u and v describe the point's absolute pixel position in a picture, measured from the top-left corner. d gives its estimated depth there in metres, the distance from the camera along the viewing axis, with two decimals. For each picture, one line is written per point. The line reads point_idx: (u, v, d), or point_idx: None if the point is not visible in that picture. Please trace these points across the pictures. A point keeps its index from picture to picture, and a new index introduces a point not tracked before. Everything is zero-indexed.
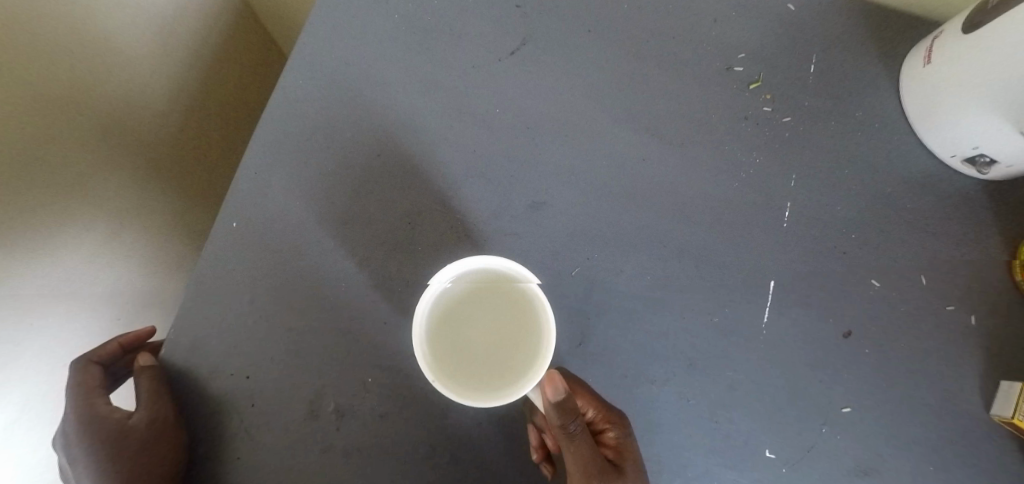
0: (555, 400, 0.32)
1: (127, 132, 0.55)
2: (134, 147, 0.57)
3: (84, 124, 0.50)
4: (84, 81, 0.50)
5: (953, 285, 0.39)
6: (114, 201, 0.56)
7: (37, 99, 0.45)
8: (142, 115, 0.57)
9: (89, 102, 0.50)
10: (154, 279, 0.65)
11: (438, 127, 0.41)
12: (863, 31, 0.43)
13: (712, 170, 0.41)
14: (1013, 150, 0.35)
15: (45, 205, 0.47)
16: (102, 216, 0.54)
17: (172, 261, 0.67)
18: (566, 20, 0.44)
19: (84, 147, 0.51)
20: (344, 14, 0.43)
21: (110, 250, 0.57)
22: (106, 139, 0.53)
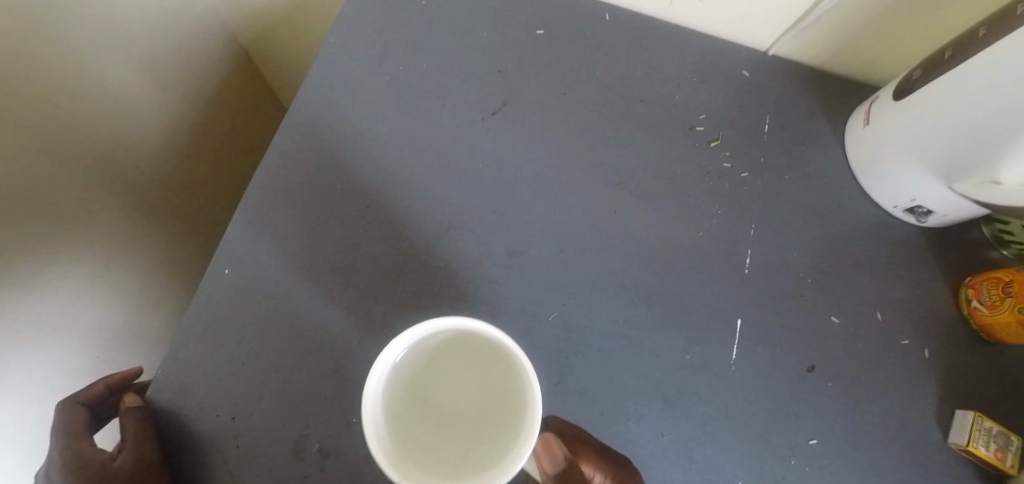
0: (553, 471, 0.33)
1: (114, 168, 0.58)
2: (121, 185, 0.59)
3: (84, 159, 0.53)
4: (94, 120, 0.53)
5: (906, 322, 0.41)
6: (95, 239, 0.57)
7: (52, 133, 0.48)
8: (134, 149, 0.61)
9: (92, 139, 0.54)
10: (122, 310, 0.65)
11: (424, 178, 0.45)
12: (805, 100, 0.49)
13: (678, 218, 0.44)
14: (946, 201, 0.39)
15: (40, 241, 0.49)
16: (81, 255, 0.56)
17: (141, 293, 0.68)
18: (543, 86, 0.49)
19: (77, 183, 0.53)
20: (344, 81, 0.48)
21: (91, 284, 0.58)
22: (100, 178, 0.56)
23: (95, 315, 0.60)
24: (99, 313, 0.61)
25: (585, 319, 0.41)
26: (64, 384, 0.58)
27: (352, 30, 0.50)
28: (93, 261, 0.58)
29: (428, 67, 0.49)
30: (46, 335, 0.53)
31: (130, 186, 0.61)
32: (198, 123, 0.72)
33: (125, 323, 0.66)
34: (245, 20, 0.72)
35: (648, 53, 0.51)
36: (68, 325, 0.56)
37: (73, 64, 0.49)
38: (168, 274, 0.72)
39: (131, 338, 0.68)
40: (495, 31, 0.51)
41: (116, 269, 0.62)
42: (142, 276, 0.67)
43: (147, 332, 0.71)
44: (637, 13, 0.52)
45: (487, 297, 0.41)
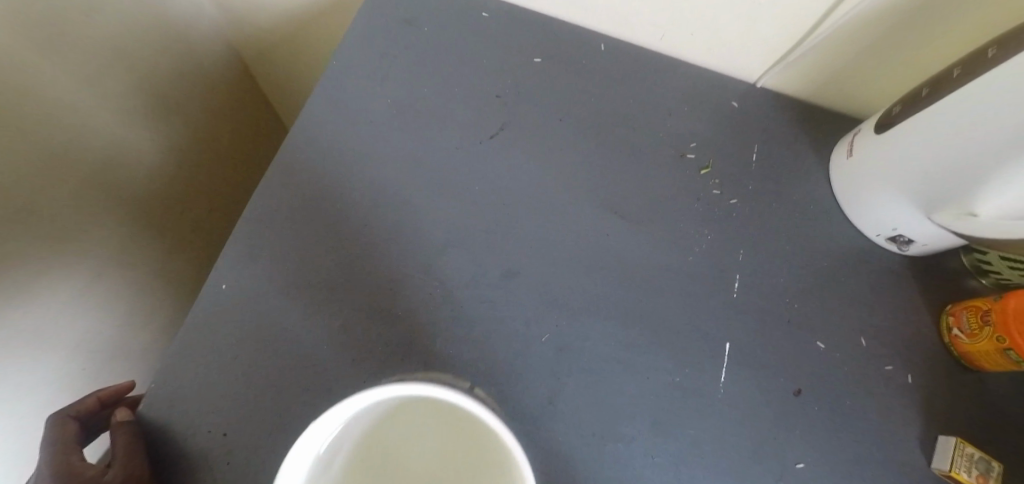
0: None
1: (107, 180, 0.59)
2: (116, 196, 0.60)
3: (79, 169, 0.54)
4: (90, 130, 0.54)
5: (890, 348, 0.42)
6: (82, 250, 0.58)
7: (46, 142, 0.49)
8: (129, 161, 0.62)
9: (88, 150, 0.55)
10: (109, 319, 0.65)
11: (422, 198, 0.46)
12: (791, 132, 0.51)
13: (669, 242, 0.46)
14: (926, 230, 0.41)
15: (33, 249, 0.50)
16: (67, 265, 0.56)
17: (129, 303, 0.68)
18: (540, 112, 0.50)
19: (69, 193, 0.53)
20: (348, 104, 0.50)
21: (80, 293, 0.59)
22: (94, 189, 0.57)
23: (82, 324, 0.61)
24: (86, 321, 0.61)
25: (578, 340, 0.42)
26: (45, 392, 0.58)
27: (356, 55, 0.52)
28: (83, 270, 0.58)
29: (430, 91, 0.51)
30: (27, 343, 0.53)
31: (123, 197, 0.62)
32: (194, 135, 0.73)
33: (112, 333, 0.66)
34: (246, 37, 0.74)
35: (640, 83, 0.53)
36: (53, 334, 0.56)
37: (72, 78, 0.50)
38: (157, 285, 0.72)
39: (117, 349, 0.68)
40: (494, 58, 0.53)
41: (107, 278, 0.63)
42: (133, 286, 0.68)
43: (134, 343, 0.72)
44: (631, 44, 0.55)
45: (480, 316, 0.42)
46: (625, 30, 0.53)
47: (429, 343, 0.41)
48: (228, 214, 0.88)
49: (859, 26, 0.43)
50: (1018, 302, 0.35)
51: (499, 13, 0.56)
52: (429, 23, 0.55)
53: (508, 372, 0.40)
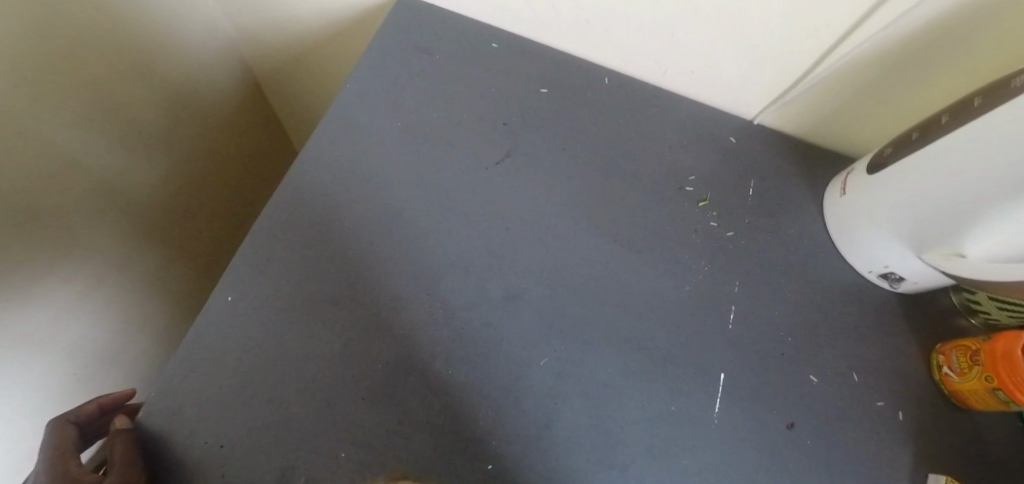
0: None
1: (113, 187, 0.60)
2: (122, 205, 0.62)
3: (86, 174, 0.55)
4: (103, 138, 0.56)
5: (881, 384, 0.43)
6: (80, 254, 0.58)
7: (57, 145, 0.50)
8: (137, 169, 0.63)
9: (99, 157, 0.56)
10: (103, 322, 0.66)
11: (428, 220, 0.47)
12: (787, 168, 0.53)
13: (667, 272, 0.47)
14: (916, 269, 0.42)
15: (33, 252, 0.52)
16: (62, 267, 0.57)
17: (124, 306, 0.69)
18: (545, 140, 0.52)
19: (73, 196, 0.55)
20: (360, 126, 0.51)
21: (77, 298, 0.60)
22: (100, 197, 0.59)
23: (77, 329, 0.62)
24: (81, 327, 0.62)
25: (574, 365, 0.42)
26: (34, 395, 0.58)
27: (370, 80, 0.54)
28: (82, 276, 0.60)
29: (439, 117, 0.53)
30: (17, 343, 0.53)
31: (129, 205, 0.63)
32: (203, 147, 0.76)
33: (106, 338, 0.67)
34: (260, 56, 0.78)
35: (642, 116, 0.55)
36: (47, 337, 0.57)
37: (90, 87, 0.53)
38: (153, 290, 0.73)
39: (111, 354, 0.69)
40: (502, 87, 0.55)
41: (105, 283, 0.64)
42: (129, 291, 0.69)
43: (128, 349, 0.72)
44: (635, 79, 0.57)
45: (480, 338, 0.43)
46: (630, 65, 0.56)
47: (428, 363, 0.42)
48: (231, 226, 0.89)
49: (853, 69, 0.45)
50: (1005, 344, 0.36)
51: (508, 44, 0.58)
52: (441, 51, 0.57)
53: (505, 394, 0.41)
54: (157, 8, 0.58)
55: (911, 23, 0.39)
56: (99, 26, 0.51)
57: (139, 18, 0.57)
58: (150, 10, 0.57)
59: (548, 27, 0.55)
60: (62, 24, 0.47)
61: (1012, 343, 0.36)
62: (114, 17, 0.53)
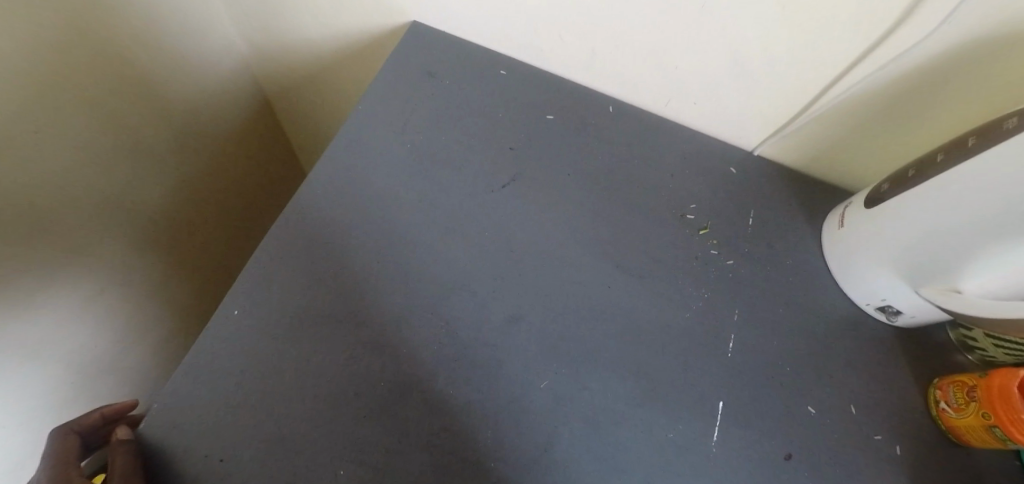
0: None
1: (122, 198, 0.61)
2: (129, 215, 0.63)
3: (96, 184, 0.57)
4: (115, 149, 0.58)
5: (880, 417, 0.43)
6: (83, 261, 0.59)
7: (69, 155, 0.52)
8: (147, 180, 0.65)
9: (109, 168, 0.58)
10: (105, 329, 0.66)
11: (433, 241, 0.48)
12: (786, 200, 0.54)
13: (667, 298, 0.47)
14: (912, 303, 0.43)
15: (37, 262, 0.53)
16: (66, 274, 0.57)
17: (126, 315, 0.69)
18: (550, 166, 0.54)
19: (81, 206, 0.56)
20: (370, 147, 0.53)
21: (79, 307, 0.61)
22: (108, 208, 0.60)
23: (77, 337, 0.62)
24: (81, 335, 0.63)
25: (574, 389, 0.43)
26: (32, 401, 0.59)
27: (382, 103, 0.56)
28: (86, 285, 0.61)
29: (448, 140, 0.54)
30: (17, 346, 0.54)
31: (136, 217, 0.65)
32: (213, 161, 0.77)
33: (107, 345, 0.68)
34: (272, 74, 0.80)
35: (644, 144, 0.56)
36: (48, 344, 0.58)
37: (105, 100, 0.55)
38: (156, 300, 0.74)
39: (111, 363, 0.70)
40: (509, 112, 0.57)
41: (109, 293, 0.65)
42: (133, 301, 0.70)
43: (129, 359, 0.73)
44: (638, 108, 0.58)
45: (480, 360, 0.43)
46: (633, 95, 0.57)
47: (428, 383, 0.42)
48: (237, 241, 0.91)
49: (850, 106, 0.46)
50: (1001, 380, 0.36)
51: (517, 72, 0.60)
52: (451, 77, 0.59)
53: (505, 416, 0.41)
54: (173, 25, 0.61)
55: (906, 63, 0.41)
56: (117, 42, 0.54)
57: (156, 35, 0.59)
58: (166, 28, 0.60)
59: (555, 56, 0.57)
60: (80, 39, 0.49)
61: (1007, 379, 0.36)
62: (133, 34, 0.56)
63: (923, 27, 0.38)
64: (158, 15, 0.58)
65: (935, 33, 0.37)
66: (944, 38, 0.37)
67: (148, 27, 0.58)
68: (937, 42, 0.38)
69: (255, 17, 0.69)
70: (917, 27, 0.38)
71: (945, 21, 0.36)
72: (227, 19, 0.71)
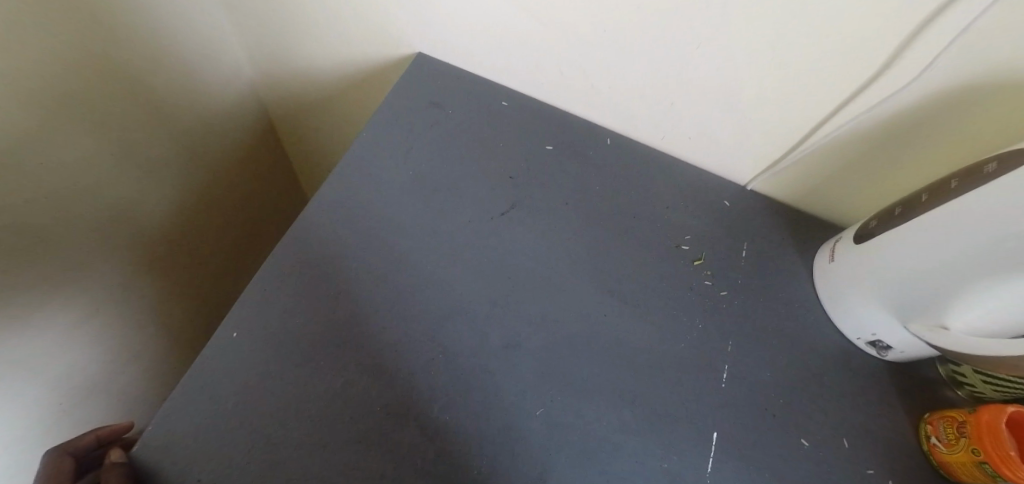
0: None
1: (122, 217, 0.62)
2: (128, 234, 0.64)
3: (97, 203, 0.58)
4: (118, 169, 0.59)
5: (872, 451, 0.44)
6: (81, 279, 0.60)
7: (72, 174, 0.53)
8: (148, 200, 0.66)
9: (111, 187, 0.59)
10: (99, 347, 0.66)
11: (434, 267, 0.49)
12: (779, 233, 0.55)
13: (662, 327, 0.48)
14: (902, 338, 0.43)
15: (35, 281, 0.54)
16: (62, 291, 0.58)
17: (122, 333, 0.69)
18: (548, 195, 0.55)
19: (81, 224, 0.57)
20: (374, 174, 0.54)
21: (76, 326, 0.61)
22: (107, 229, 0.61)
23: (72, 356, 0.62)
24: (75, 353, 0.63)
25: (570, 417, 0.43)
26: (24, 419, 0.58)
27: (386, 131, 0.58)
28: (82, 304, 0.61)
29: (449, 168, 0.56)
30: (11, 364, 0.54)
31: (135, 237, 0.65)
32: (216, 182, 0.78)
33: (101, 363, 0.67)
34: (278, 98, 0.82)
35: (640, 176, 0.58)
36: (42, 362, 0.58)
37: (110, 122, 0.56)
38: (152, 319, 0.74)
39: (104, 382, 0.69)
40: (510, 142, 0.59)
41: (106, 312, 0.65)
42: (130, 321, 0.70)
43: (123, 379, 0.72)
44: (635, 140, 0.60)
45: (477, 385, 0.44)
46: (630, 128, 0.59)
47: (426, 409, 0.43)
48: (237, 262, 0.91)
49: (838, 145, 0.48)
50: (990, 415, 0.37)
51: (517, 103, 0.62)
52: (454, 106, 0.60)
53: (501, 444, 0.41)
54: (184, 53, 0.63)
55: (890, 107, 0.42)
56: (127, 67, 0.56)
57: (164, 60, 0.61)
58: (177, 55, 0.63)
59: (554, 89, 0.59)
60: (91, 65, 0.51)
61: (996, 414, 0.36)
62: (142, 60, 0.58)
63: (906, 74, 0.40)
64: (169, 43, 0.61)
65: (916, 80, 0.39)
66: (926, 85, 0.39)
67: (158, 54, 0.60)
68: (919, 88, 0.40)
69: (263, 45, 0.72)
70: (901, 73, 0.40)
71: (926, 69, 0.38)
72: (236, 47, 0.73)
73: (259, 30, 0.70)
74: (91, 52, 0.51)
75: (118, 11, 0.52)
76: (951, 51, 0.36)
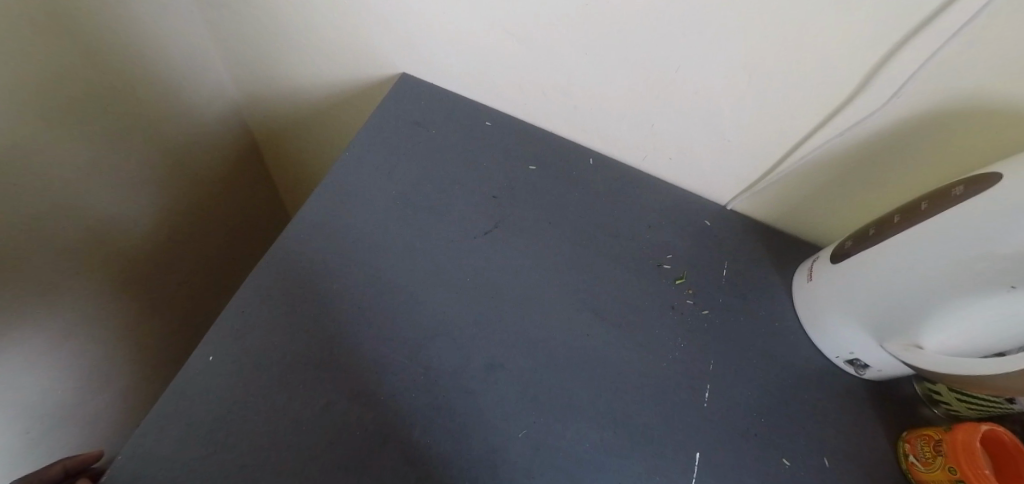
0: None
1: (97, 237, 0.61)
2: (104, 254, 0.63)
3: (72, 224, 0.56)
4: (93, 190, 0.58)
5: (852, 470, 0.44)
6: (52, 302, 0.58)
7: (46, 195, 0.52)
8: (125, 220, 0.64)
9: (86, 207, 0.58)
10: (71, 371, 0.64)
11: (416, 287, 0.49)
12: (758, 253, 0.56)
13: (644, 346, 0.48)
14: (878, 357, 0.44)
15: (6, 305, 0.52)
16: (32, 315, 0.56)
17: (95, 356, 0.67)
18: (531, 214, 0.55)
19: (54, 245, 0.55)
20: (357, 193, 0.54)
21: (48, 348, 0.60)
22: (82, 249, 0.59)
23: (43, 379, 0.60)
24: (44, 378, 0.61)
25: (552, 439, 0.42)
26: None
27: (369, 151, 0.57)
28: (56, 325, 0.60)
29: (433, 187, 0.56)
30: None
31: (112, 258, 0.64)
32: (197, 200, 0.77)
33: (71, 388, 0.65)
34: (261, 117, 0.82)
35: (622, 195, 0.58)
36: (10, 384, 0.56)
37: (88, 142, 0.55)
38: (127, 341, 0.72)
39: (75, 404, 0.67)
40: (493, 162, 0.59)
41: (81, 333, 0.64)
42: (104, 342, 0.68)
43: (95, 401, 0.70)
44: (617, 160, 0.61)
45: (460, 408, 0.43)
46: (612, 149, 0.60)
47: (407, 434, 0.42)
48: (217, 282, 0.89)
49: (814, 167, 0.49)
50: (964, 435, 0.38)
51: (501, 123, 0.62)
52: (438, 126, 0.61)
53: (482, 470, 0.41)
54: (166, 72, 0.63)
55: (863, 130, 0.44)
56: (106, 87, 0.55)
57: (146, 80, 0.60)
58: (159, 75, 0.62)
59: (537, 110, 0.59)
60: (68, 85, 0.50)
61: (971, 434, 0.38)
62: (122, 80, 0.57)
63: (876, 100, 0.41)
64: (151, 62, 0.60)
65: (885, 106, 0.41)
66: (895, 110, 0.41)
67: (140, 74, 0.59)
68: (890, 113, 0.41)
69: (247, 65, 0.72)
70: (871, 99, 0.41)
71: (894, 96, 0.40)
72: (220, 66, 0.73)
73: (243, 50, 0.70)
74: (69, 72, 0.50)
75: (99, 32, 0.52)
76: (920, 78, 0.38)
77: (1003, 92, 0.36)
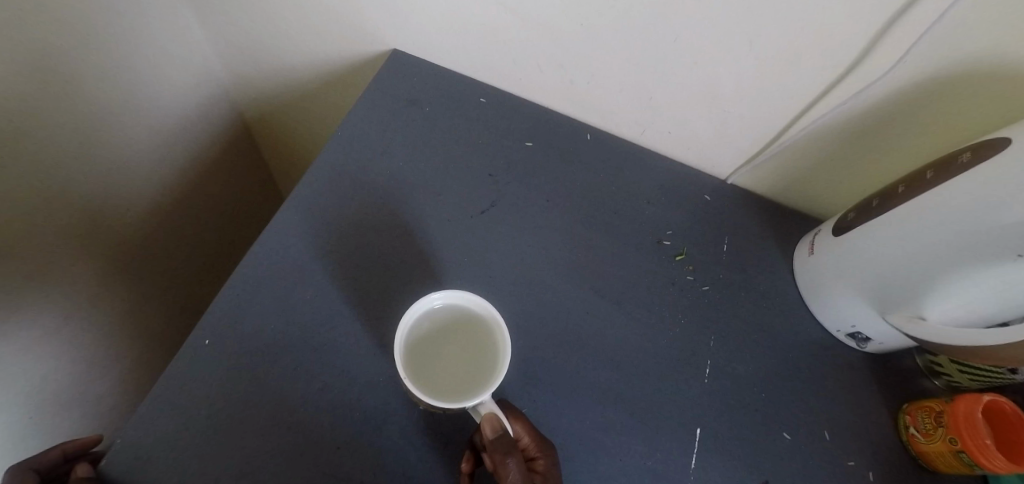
0: (491, 437, 0.35)
1: (92, 225, 0.60)
2: (98, 242, 0.62)
3: (65, 213, 0.56)
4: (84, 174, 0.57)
5: (851, 443, 0.44)
6: (49, 291, 0.58)
7: (36, 182, 0.51)
8: (116, 205, 0.63)
9: (77, 193, 0.57)
10: (68, 358, 0.65)
11: (412, 267, 0.49)
12: (760, 227, 0.55)
13: (645, 323, 0.48)
14: (880, 330, 0.44)
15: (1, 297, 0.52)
16: (28, 305, 0.56)
17: (90, 345, 0.67)
18: (529, 191, 0.54)
19: (48, 234, 0.55)
20: (351, 172, 0.53)
21: (46, 337, 0.60)
22: (77, 237, 0.59)
23: (41, 367, 0.61)
24: (43, 367, 0.61)
25: (553, 417, 0.43)
26: None
27: (362, 129, 0.56)
28: (53, 315, 0.60)
29: (427, 165, 0.55)
30: None
31: (108, 245, 0.64)
32: (189, 185, 0.76)
33: (70, 376, 0.66)
34: (252, 98, 0.80)
35: (621, 171, 0.57)
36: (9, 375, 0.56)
37: (78, 127, 0.54)
38: (122, 328, 0.72)
39: (75, 392, 0.68)
40: (489, 139, 0.58)
41: (77, 321, 0.64)
42: (100, 331, 0.68)
43: (95, 386, 0.71)
44: (616, 136, 0.59)
45: None
46: (610, 124, 0.58)
47: (408, 415, 0.42)
48: (212, 268, 0.89)
49: (816, 137, 0.48)
50: (965, 406, 0.38)
51: (497, 99, 0.61)
52: (431, 103, 0.59)
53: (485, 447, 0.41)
54: (155, 58, 0.61)
55: (867, 97, 0.42)
56: (95, 70, 0.54)
57: (134, 62, 0.59)
58: (148, 60, 0.60)
59: (533, 85, 0.58)
60: (55, 71, 0.49)
61: (971, 405, 0.37)
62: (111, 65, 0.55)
63: (881, 67, 0.40)
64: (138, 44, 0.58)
65: (889, 73, 0.39)
66: (900, 76, 0.39)
67: (128, 57, 0.58)
68: (896, 78, 0.40)
69: (233, 45, 0.70)
70: (876, 66, 0.40)
71: (897, 63, 0.38)
72: (205, 45, 0.71)
73: (230, 30, 0.67)
74: (55, 59, 0.48)
75: (85, 16, 0.50)
76: (925, 43, 0.36)
77: (1012, 57, 0.35)
